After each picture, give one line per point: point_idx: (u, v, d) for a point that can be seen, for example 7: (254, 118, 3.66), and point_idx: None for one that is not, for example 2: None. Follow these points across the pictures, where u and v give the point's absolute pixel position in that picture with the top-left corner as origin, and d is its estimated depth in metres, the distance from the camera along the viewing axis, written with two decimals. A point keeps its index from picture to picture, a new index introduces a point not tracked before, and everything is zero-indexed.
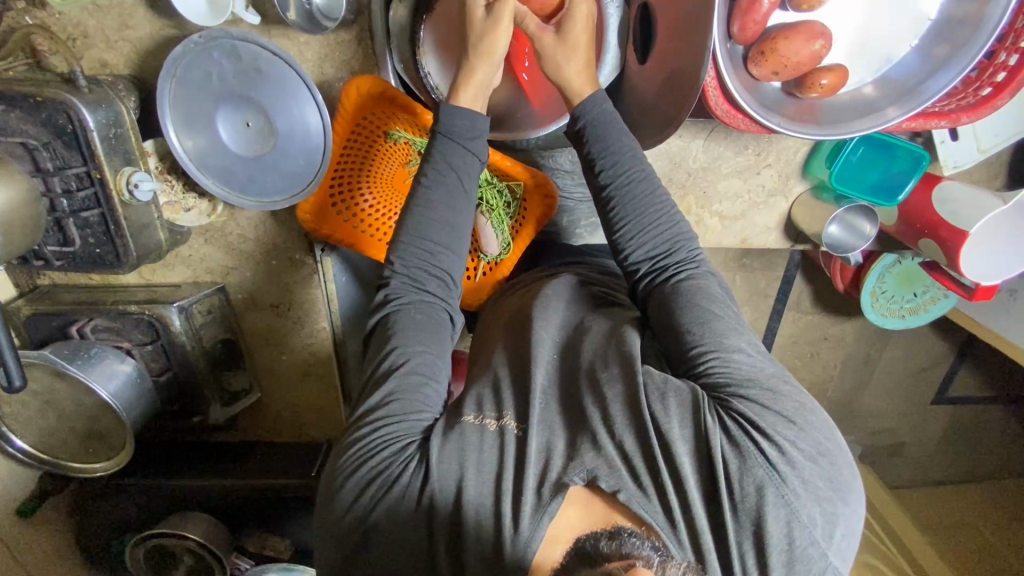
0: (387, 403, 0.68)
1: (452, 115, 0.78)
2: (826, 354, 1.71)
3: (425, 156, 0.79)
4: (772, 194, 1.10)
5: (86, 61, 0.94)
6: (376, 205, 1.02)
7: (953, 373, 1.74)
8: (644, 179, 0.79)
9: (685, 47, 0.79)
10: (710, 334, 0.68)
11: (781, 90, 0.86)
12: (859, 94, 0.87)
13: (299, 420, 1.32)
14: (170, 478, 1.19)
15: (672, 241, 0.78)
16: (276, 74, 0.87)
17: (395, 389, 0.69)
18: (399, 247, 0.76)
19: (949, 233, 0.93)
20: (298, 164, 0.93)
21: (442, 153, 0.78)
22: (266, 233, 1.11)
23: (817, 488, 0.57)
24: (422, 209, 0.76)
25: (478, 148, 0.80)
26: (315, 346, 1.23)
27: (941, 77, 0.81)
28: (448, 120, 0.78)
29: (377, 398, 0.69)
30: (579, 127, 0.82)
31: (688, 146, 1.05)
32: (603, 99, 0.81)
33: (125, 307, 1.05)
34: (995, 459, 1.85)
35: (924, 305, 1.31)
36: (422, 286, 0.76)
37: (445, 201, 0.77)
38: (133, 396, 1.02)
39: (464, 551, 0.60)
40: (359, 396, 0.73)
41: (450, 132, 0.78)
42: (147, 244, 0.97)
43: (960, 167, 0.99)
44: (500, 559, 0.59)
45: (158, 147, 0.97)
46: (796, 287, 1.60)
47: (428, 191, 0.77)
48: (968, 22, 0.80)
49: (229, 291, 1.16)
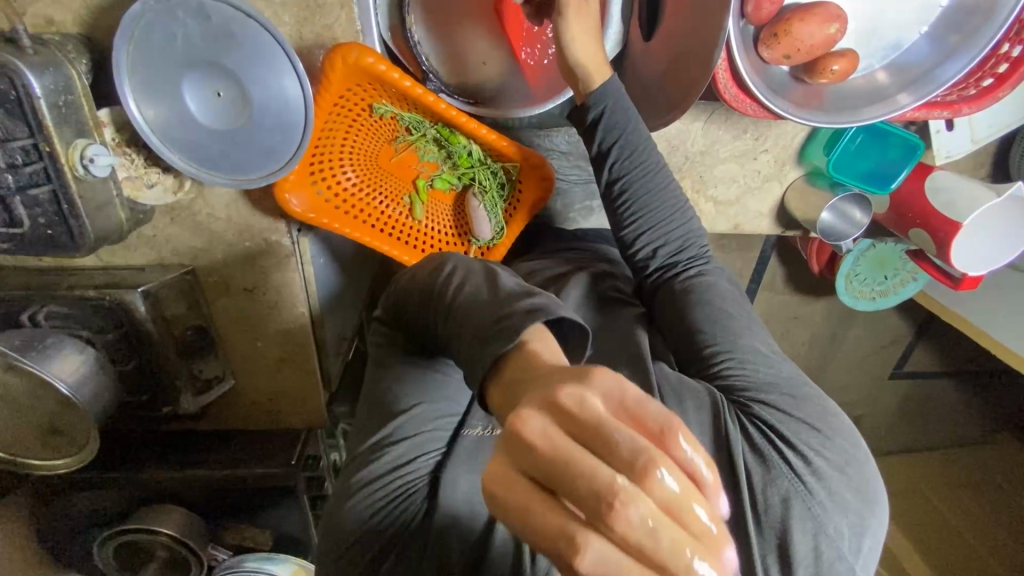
0: (393, 438, 0.70)
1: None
2: (796, 332, 1.77)
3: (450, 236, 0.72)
4: (766, 180, 1.09)
5: (28, 17, 0.83)
6: (359, 183, 0.98)
7: (910, 350, 1.82)
8: (654, 174, 0.78)
9: (698, 25, 0.75)
10: (723, 334, 0.67)
11: (788, 74, 0.84)
12: (868, 81, 0.85)
13: (276, 406, 1.25)
14: (142, 469, 1.14)
15: (683, 237, 0.78)
16: (253, 42, 0.79)
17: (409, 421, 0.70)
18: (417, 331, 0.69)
19: (942, 223, 0.94)
20: (277, 140, 0.85)
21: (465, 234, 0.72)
22: (239, 212, 1.03)
23: (844, 500, 0.57)
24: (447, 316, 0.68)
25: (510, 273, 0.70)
26: (294, 333, 1.16)
27: (950, 67, 0.80)
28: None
29: (390, 428, 0.70)
30: (592, 116, 0.78)
31: (686, 130, 1.02)
32: (616, 84, 0.78)
33: (82, 292, 0.97)
34: (945, 430, 1.96)
35: (894, 287, 1.34)
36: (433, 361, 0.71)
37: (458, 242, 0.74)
38: (96, 391, 0.94)
39: None
40: (368, 416, 0.73)
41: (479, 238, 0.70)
42: (106, 225, 0.88)
43: (953, 156, 0.99)
44: None
45: (115, 116, 0.87)
46: (771, 268, 1.62)
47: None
48: (979, 12, 0.79)
49: (199, 273, 1.08)
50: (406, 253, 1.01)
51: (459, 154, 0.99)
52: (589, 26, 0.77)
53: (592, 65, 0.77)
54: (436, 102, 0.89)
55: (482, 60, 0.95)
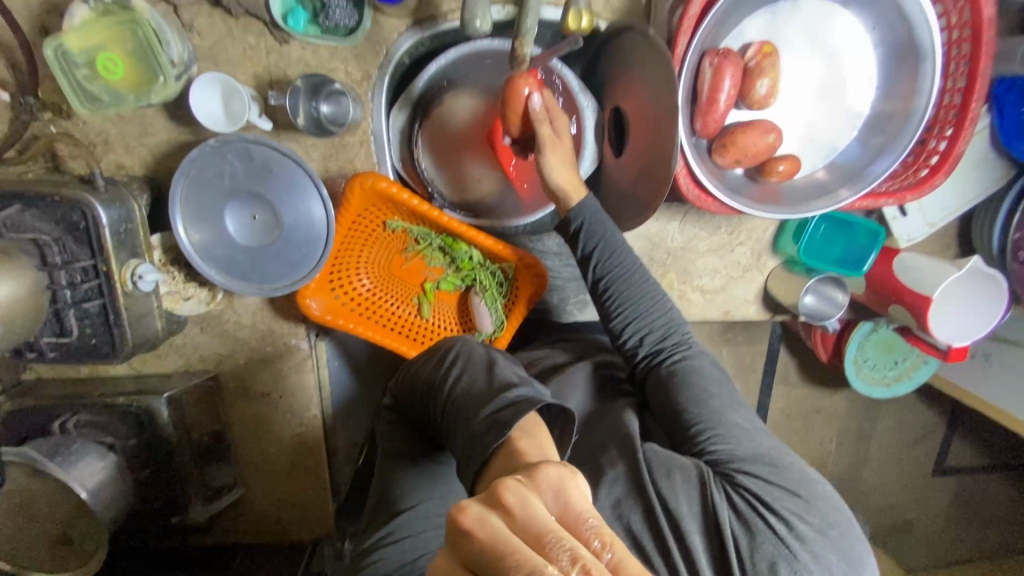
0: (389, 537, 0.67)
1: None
2: (819, 425, 1.73)
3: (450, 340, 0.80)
4: (747, 269, 1.17)
5: (104, 164, 1.01)
6: (373, 288, 1.09)
7: (948, 441, 1.75)
8: (634, 272, 0.86)
9: (655, 141, 0.89)
10: (707, 412, 0.70)
11: (743, 175, 0.96)
12: (814, 178, 0.97)
13: (283, 515, 1.25)
14: None
15: (666, 326, 0.83)
16: (286, 174, 0.94)
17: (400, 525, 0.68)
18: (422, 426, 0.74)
19: (915, 299, 1.00)
20: (300, 253, 0.97)
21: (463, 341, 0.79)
22: (263, 319, 1.13)
23: (830, 563, 0.56)
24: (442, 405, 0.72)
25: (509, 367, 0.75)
26: (305, 435, 1.20)
27: (880, 162, 0.92)
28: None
29: (382, 532, 0.68)
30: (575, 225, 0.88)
31: (665, 229, 1.13)
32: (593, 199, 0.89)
33: (112, 399, 1.03)
34: (1004, 530, 1.79)
35: (906, 372, 1.36)
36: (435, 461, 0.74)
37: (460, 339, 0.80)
38: (111, 494, 0.98)
39: None
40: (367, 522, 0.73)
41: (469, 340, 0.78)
42: (144, 333, 0.98)
43: (914, 240, 1.08)
44: None
45: (165, 240, 1.01)
46: (782, 359, 1.64)
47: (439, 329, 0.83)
48: (897, 116, 0.93)
49: (220, 379, 1.15)
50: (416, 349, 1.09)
51: (461, 259, 1.09)
52: (564, 155, 0.90)
53: (569, 186, 0.89)
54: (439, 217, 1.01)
55: (477, 179, 1.11)
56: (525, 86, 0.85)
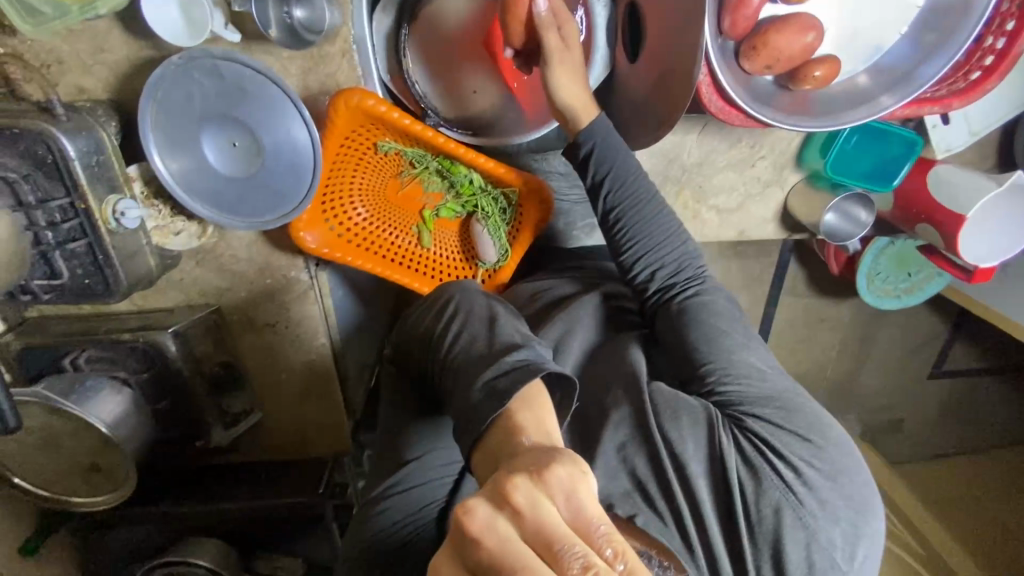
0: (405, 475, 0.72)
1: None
2: (822, 337, 1.74)
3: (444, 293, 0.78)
4: (767, 185, 1.09)
5: (63, 87, 0.91)
6: (369, 217, 1.03)
7: (948, 349, 1.76)
8: (646, 202, 0.80)
9: (677, 44, 0.78)
10: (719, 351, 0.68)
11: (772, 83, 0.86)
12: (852, 84, 0.85)
13: (303, 437, 1.30)
14: (172, 506, 1.18)
15: (679, 260, 0.78)
16: (263, 94, 0.85)
17: (409, 478, 0.72)
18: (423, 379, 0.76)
19: (946, 216, 0.93)
20: (288, 183, 0.91)
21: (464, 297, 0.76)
22: (259, 252, 1.09)
23: (836, 510, 0.56)
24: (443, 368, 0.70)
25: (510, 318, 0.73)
26: (316, 363, 1.21)
27: (933, 63, 0.81)
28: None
29: (392, 481, 0.73)
30: (586, 149, 0.81)
31: (680, 143, 1.05)
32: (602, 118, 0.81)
33: (117, 336, 1.03)
34: (993, 430, 1.86)
35: (919, 284, 1.32)
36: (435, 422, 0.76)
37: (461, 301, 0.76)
38: (133, 427, 1.00)
39: None
40: (374, 473, 0.78)
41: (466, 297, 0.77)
42: (137, 272, 0.95)
43: (953, 150, 0.99)
44: None
45: (143, 171, 0.95)
46: (791, 274, 1.61)
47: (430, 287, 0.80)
48: (956, 9, 0.80)
49: (223, 312, 1.14)
50: (422, 283, 1.07)
51: (460, 184, 1.03)
52: (574, 69, 0.79)
53: (579, 106, 0.80)
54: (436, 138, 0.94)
55: (474, 91, 1.00)
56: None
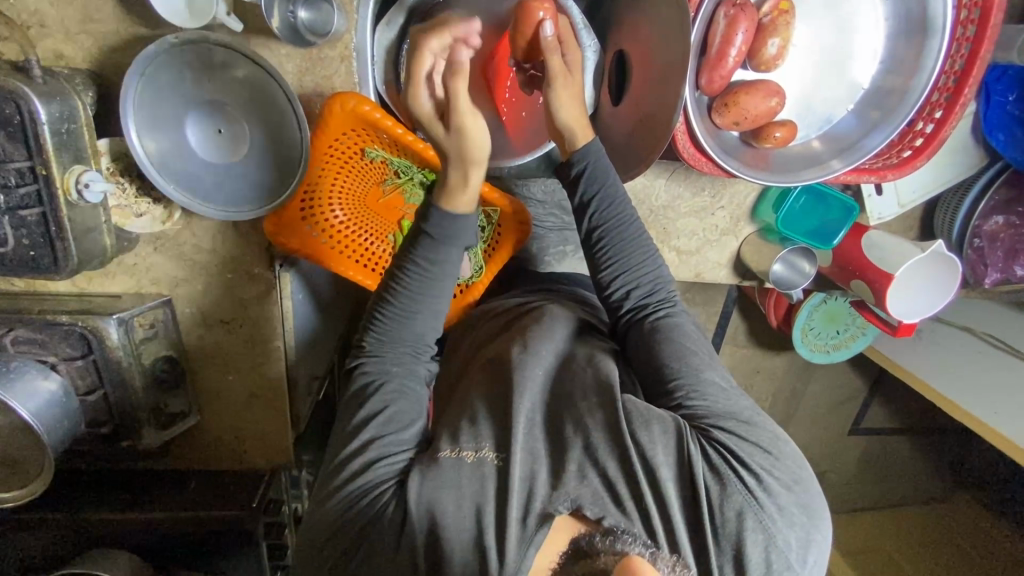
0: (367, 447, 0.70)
1: (445, 221, 0.79)
2: (758, 384, 1.85)
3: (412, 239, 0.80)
4: (724, 233, 1.19)
5: (39, 51, 0.88)
6: (346, 221, 1.02)
7: (868, 407, 1.91)
8: (629, 226, 0.86)
9: (659, 92, 0.86)
10: (687, 368, 0.72)
11: (738, 138, 0.95)
12: (807, 147, 0.97)
13: (242, 447, 1.22)
14: (82, 511, 1.08)
15: (653, 282, 0.84)
16: (256, 85, 0.85)
17: (373, 438, 0.71)
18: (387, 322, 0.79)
19: (877, 275, 1.05)
20: (270, 176, 0.90)
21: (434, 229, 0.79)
22: (224, 244, 1.05)
23: (792, 515, 0.60)
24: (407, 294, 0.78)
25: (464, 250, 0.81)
26: (267, 367, 1.16)
27: (875, 136, 0.93)
28: (439, 222, 0.79)
29: (356, 445, 0.71)
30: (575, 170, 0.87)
31: (651, 185, 1.12)
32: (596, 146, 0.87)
33: (55, 317, 0.96)
34: (904, 485, 2.01)
35: (846, 341, 1.45)
36: (401, 361, 0.79)
37: (427, 288, 0.79)
38: (56, 415, 0.92)
39: None
40: (334, 445, 0.75)
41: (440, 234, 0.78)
42: (91, 249, 0.90)
43: (884, 219, 1.13)
44: None
45: (113, 146, 0.93)
46: (733, 322, 1.72)
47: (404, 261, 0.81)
48: (895, 92, 0.93)
49: (176, 304, 1.08)
50: None
51: None
52: (575, 91, 0.84)
53: (577, 126, 0.86)
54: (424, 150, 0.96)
55: None
56: (435, 43, 0.75)
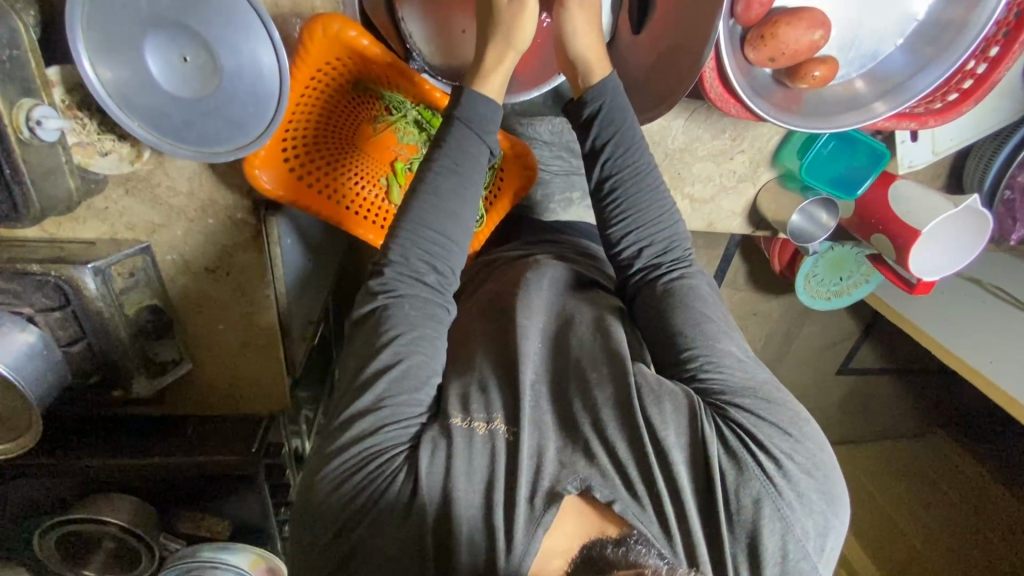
0: (376, 408, 0.66)
1: (474, 104, 0.77)
2: (753, 327, 1.85)
3: (435, 142, 0.77)
4: (741, 180, 1.11)
5: None
6: (337, 164, 0.95)
7: (857, 349, 1.90)
8: (644, 175, 0.80)
9: (689, 21, 0.76)
10: (702, 338, 0.71)
11: (771, 77, 0.86)
12: (847, 87, 0.88)
13: (237, 392, 1.20)
14: (76, 457, 1.07)
15: (669, 239, 0.80)
16: (225, 4, 0.73)
17: (384, 395, 0.66)
18: (400, 236, 0.73)
19: (902, 229, 0.99)
20: (247, 113, 0.80)
21: (455, 139, 0.76)
22: (202, 187, 0.97)
23: (810, 502, 0.62)
24: (430, 198, 0.74)
25: (493, 142, 0.79)
26: (258, 316, 1.11)
27: (926, 76, 0.84)
28: (469, 106, 0.77)
29: (369, 401, 0.66)
30: (587, 112, 0.80)
31: (667, 126, 1.03)
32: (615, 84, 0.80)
33: (25, 266, 0.89)
34: (886, 423, 2.06)
35: (848, 289, 1.40)
36: (420, 278, 0.73)
37: (455, 191, 0.75)
38: (39, 371, 0.88)
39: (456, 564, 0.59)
40: (338, 401, 0.70)
41: (469, 119, 0.77)
42: (52, 193, 0.82)
43: (914, 167, 1.05)
44: None
45: (65, 75, 0.81)
46: (735, 267, 1.68)
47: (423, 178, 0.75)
48: (953, 25, 0.83)
49: (156, 251, 1.02)
50: (374, 234, 0.99)
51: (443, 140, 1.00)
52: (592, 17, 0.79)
53: (593, 57, 0.80)
54: (430, 91, 0.90)
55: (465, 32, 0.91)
56: None
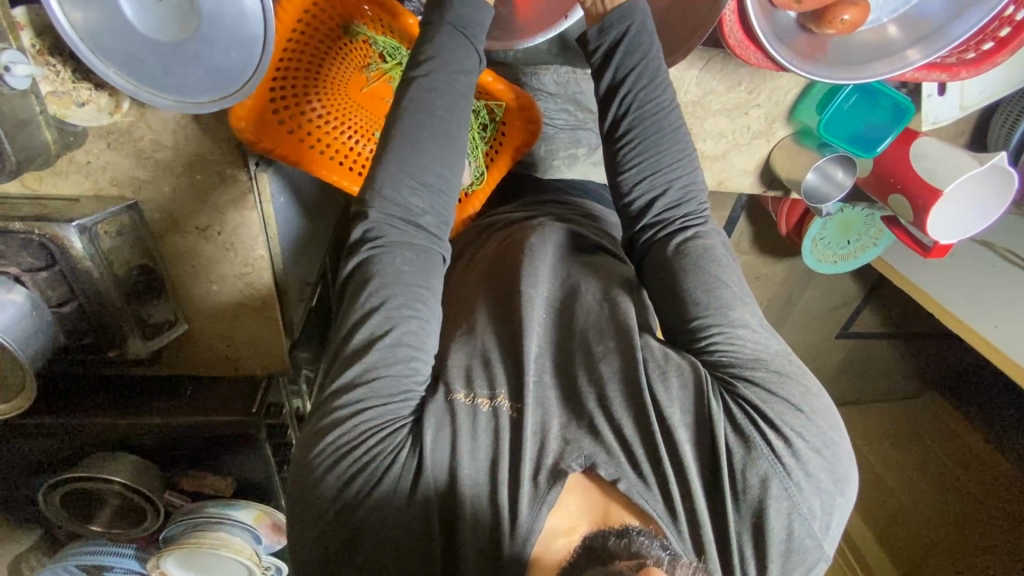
0: (366, 379, 0.64)
1: (469, 2, 0.73)
2: (756, 289, 1.82)
3: (422, 57, 0.72)
4: (755, 136, 1.05)
5: None
6: (325, 115, 0.90)
7: (858, 312, 1.86)
8: (666, 113, 0.76)
9: None
10: (715, 304, 0.69)
11: (794, 20, 0.81)
12: (878, 33, 0.83)
13: (235, 353, 1.17)
14: (75, 417, 1.06)
15: (685, 189, 0.76)
16: None
17: (375, 364, 0.64)
18: (383, 173, 0.69)
19: (922, 190, 0.95)
20: (230, 59, 0.74)
21: (442, 44, 0.72)
22: (187, 141, 0.92)
23: (819, 482, 0.61)
24: (418, 117, 0.70)
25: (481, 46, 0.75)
26: (252, 277, 1.08)
27: (962, 22, 0.78)
28: (447, 44, 0.72)
29: (356, 372, 0.64)
30: (606, 37, 0.75)
31: (681, 76, 0.97)
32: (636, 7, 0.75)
33: (6, 224, 0.85)
34: (884, 385, 2.06)
35: (855, 251, 1.36)
36: (411, 223, 0.69)
37: (446, 133, 0.71)
38: (29, 331, 0.86)
39: (459, 538, 0.60)
40: (330, 366, 0.68)
41: (461, 22, 0.73)
42: (29, 146, 0.78)
43: (938, 123, 1.00)
44: (498, 551, 0.59)
45: (32, 17, 0.77)
46: (741, 227, 1.63)
47: (413, 125, 0.70)
48: None
49: (144, 208, 0.97)
50: (348, 180, 0.94)
51: None
52: None
53: None
54: (407, 19, 0.89)
55: None
56: None
